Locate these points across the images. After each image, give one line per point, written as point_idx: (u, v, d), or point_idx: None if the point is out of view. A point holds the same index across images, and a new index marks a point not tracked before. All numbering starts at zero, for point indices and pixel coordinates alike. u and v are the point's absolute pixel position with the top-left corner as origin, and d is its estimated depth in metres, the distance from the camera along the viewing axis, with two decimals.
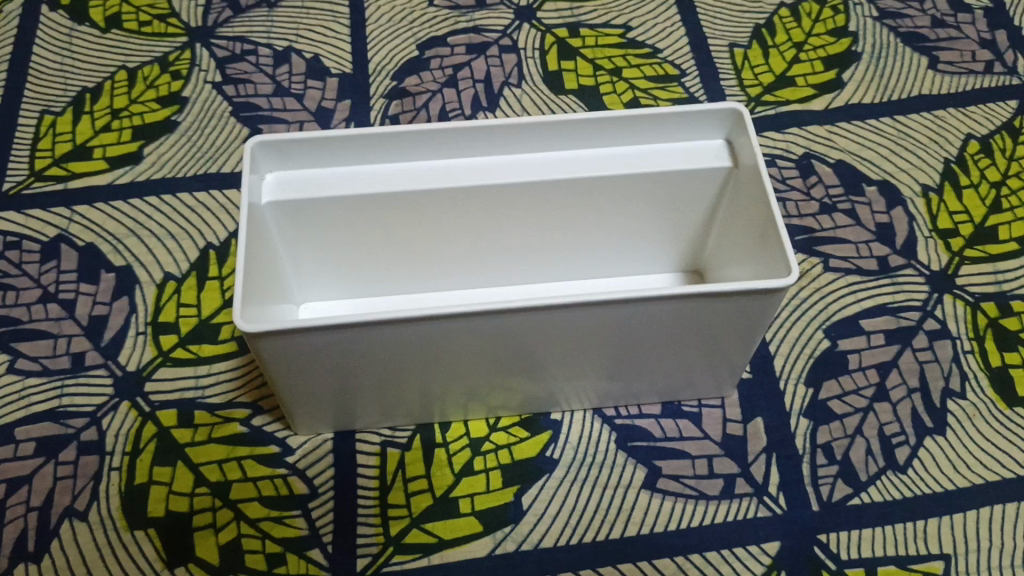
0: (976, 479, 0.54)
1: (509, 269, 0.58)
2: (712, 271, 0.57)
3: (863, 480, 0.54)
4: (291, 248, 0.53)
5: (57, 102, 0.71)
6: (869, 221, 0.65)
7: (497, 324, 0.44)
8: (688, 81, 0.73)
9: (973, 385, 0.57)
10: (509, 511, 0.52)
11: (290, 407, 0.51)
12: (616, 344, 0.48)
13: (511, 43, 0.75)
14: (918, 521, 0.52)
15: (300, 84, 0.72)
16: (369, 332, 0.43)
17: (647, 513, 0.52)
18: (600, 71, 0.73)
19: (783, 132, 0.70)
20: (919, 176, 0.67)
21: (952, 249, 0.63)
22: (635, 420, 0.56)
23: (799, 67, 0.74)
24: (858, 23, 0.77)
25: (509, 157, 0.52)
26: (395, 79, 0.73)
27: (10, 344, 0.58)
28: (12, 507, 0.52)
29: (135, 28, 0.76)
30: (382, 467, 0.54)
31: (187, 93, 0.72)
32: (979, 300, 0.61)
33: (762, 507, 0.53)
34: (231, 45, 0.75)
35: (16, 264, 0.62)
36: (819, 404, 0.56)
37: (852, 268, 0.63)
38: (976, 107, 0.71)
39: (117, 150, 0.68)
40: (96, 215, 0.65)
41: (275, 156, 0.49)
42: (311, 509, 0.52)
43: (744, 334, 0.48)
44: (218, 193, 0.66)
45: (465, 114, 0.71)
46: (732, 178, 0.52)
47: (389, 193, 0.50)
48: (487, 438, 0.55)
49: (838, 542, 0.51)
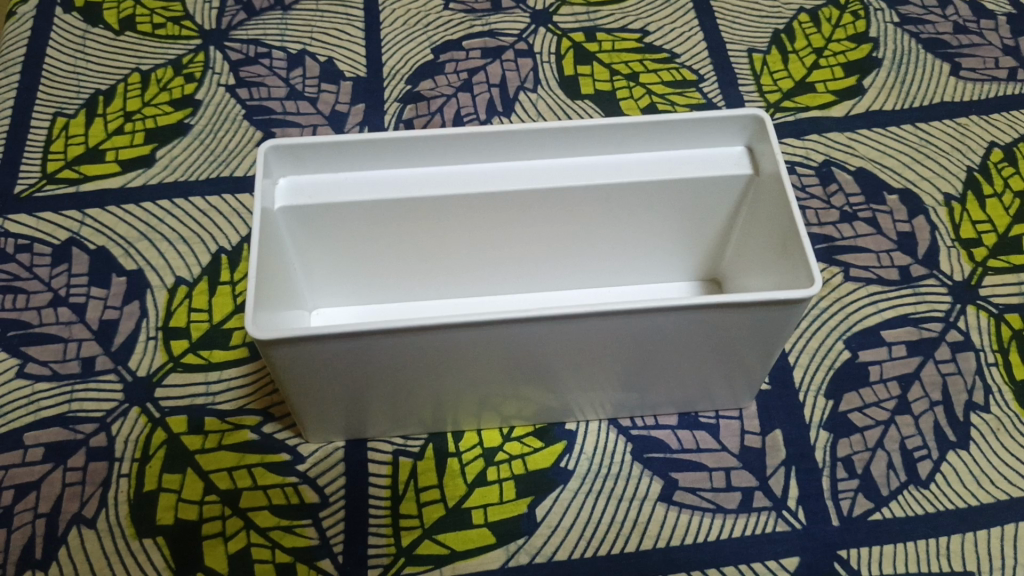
0: (1000, 494, 0.53)
1: (525, 278, 0.57)
2: (731, 280, 0.56)
3: (884, 495, 0.52)
4: (304, 253, 0.52)
5: (69, 104, 0.70)
6: (890, 230, 0.64)
7: (514, 333, 0.43)
8: (706, 87, 0.72)
9: (997, 399, 0.56)
10: (523, 522, 0.51)
11: (301, 414, 0.50)
12: (633, 354, 0.47)
13: (526, 47, 0.75)
14: (941, 537, 0.51)
15: (314, 88, 0.72)
16: (383, 341, 0.42)
17: (663, 527, 0.51)
18: (617, 76, 0.72)
19: (802, 139, 0.69)
20: (942, 185, 0.66)
21: (976, 259, 0.62)
22: (651, 431, 0.55)
23: (819, 72, 0.73)
24: (879, 29, 0.76)
25: (525, 163, 0.51)
26: (410, 83, 0.72)
27: (20, 348, 0.58)
28: (20, 514, 0.52)
29: (149, 30, 0.75)
30: (394, 476, 0.53)
31: (200, 96, 0.71)
32: (1003, 311, 0.60)
33: (780, 522, 0.51)
34: (245, 48, 0.74)
35: (27, 267, 0.61)
36: (839, 417, 0.55)
37: (872, 277, 0.62)
38: (999, 115, 0.70)
39: (129, 153, 0.68)
40: (108, 218, 0.64)
41: (288, 161, 0.49)
42: (322, 519, 0.52)
43: (764, 346, 0.47)
44: (230, 197, 0.65)
45: (480, 119, 0.70)
46: (753, 186, 0.51)
47: (403, 199, 0.50)
48: (501, 448, 0.54)
49: (859, 558, 0.50)
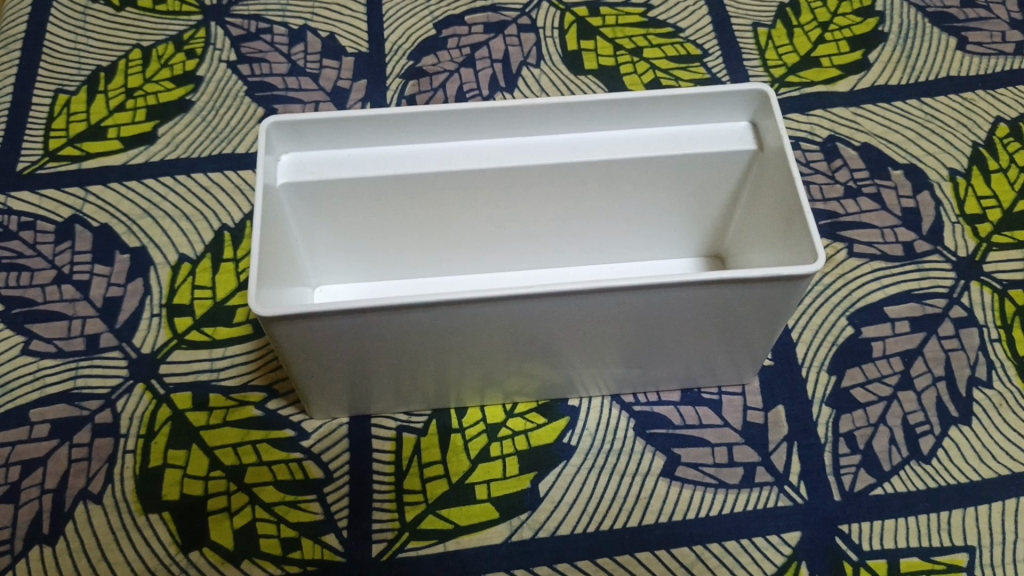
0: (1002, 470, 0.53)
1: (527, 252, 0.57)
2: (734, 257, 0.56)
3: (886, 470, 0.53)
4: (307, 230, 0.52)
5: (71, 81, 0.70)
6: (895, 206, 0.63)
7: (515, 309, 0.43)
8: (710, 62, 0.72)
9: (1000, 374, 0.56)
10: (526, 497, 0.52)
11: (306, 391, 0.50)
12: (636, 330, 0.47)
13: (529, 22, 0.74)
14: (942, 512, 0.51)
15: (316, 64, 0.71)
16: (385, 317, 0.42)
17: (665, 501, 0.52)
18: (620, 51, 0.72)
19: (807, 114, 0.68)
20: (947, 160, 0.66)
21: (980, 235, 0.62)
22: (654, 407, 0.55)
23: (824, 47, 0.72)
24: (885, 2, 0.75)
25: (526, 139, 0.51)
26: (412, 59, 0.72)
27: (24, 325, 0.58)
28: (27, 490, 0.52)
29: (149, 6, 0.75)
30: (398, 452, 0.53)
31: (202, 72, 0.71)
32: (1007, 287, 0.60)
33: (782, 497, 0.52)
34: (246, 24, 0.74)
35: (30, 245, 0.61)
36: (841, 393, 0.55)
37: (876, 253, 0.61)
38: (1006, 89, 0.70)
39: (131, 130, 0.67)
40: (110, 195, 0.64)
41: (290, 137, 0.49)
42: (326, 494, 0.52)
43: (766, 322, 0.47)
44: (233, 173, 0.65)
45: (482, 94, 0.70)
46: (757, 161, 0.50)
47: (406, 174, 0.50)
48: (504, 424, 0.54)
49: (860, 533, 0.51)
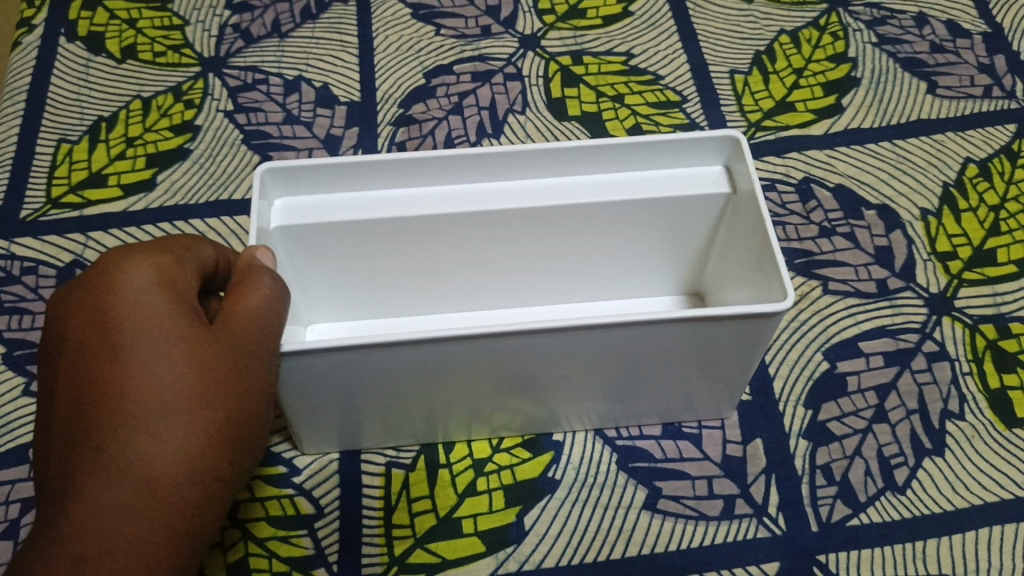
0: (975, 500, 0.54)
1: (512, 291, 0.59)
2: (712, 295, 0.58)
3: (862, 501, 0.54)
4: (300, 272, 0.54)
5: (73, 131, 0.73)
6: (868, 245, 0.66)
7: (498, 346, 0.45)
8: (689, 107, 0.74)
9: (972, 407, 0.58)
10: (511, 531, 0.53)
11: (296, 426, 0.52)
12: (616, 366, 0.49)
13: (515, 71, 0.77)
14: (918, 541, 0.53)
15: (310, 113, 0.74)
16: (374, 354, 0.44)
17: (647, 534, 0.53)
18: (603, 98, 0.75)
19: (782, 156, 0.71)
20: (918, 200, 0.68)
21: (951, 272, 0.64)
22: (636, 441, 0.57)
23: (799, 92, 0.75)
24: (858, 49, 0.78)
25: (508, 186, 0.53)
26: (402, 107, 0.75)
27: (26, 366, 0.60)
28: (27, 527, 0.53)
29: (150, 58, 0.78)
30: (387, 487, 0.55)
31: (200, 121, 0.73)
32: (978, 322, 0.62)
33: (761, 528, 0.53)
34: (242, 75, 0.77)
35: (32, 289, 0.64)
36: (817, 426, 0.57)
37: (850, 290, 0.63)
38: (975, 131, 0.72)
39: (131, 177, 0.70)
40: (110, 240, 0.66)
41: (284, 182, 0.51)
42: (317, 529, 0.53)
43: (740, 358, 0.49)
44: (229, 219, 0.67)
45: (471, 140, 0.72)
46: (732, 203, 0.53)
47: (394, 218, 0.52)
48: (490, 459, 0.56)
49: (837, 563, 0.52)
